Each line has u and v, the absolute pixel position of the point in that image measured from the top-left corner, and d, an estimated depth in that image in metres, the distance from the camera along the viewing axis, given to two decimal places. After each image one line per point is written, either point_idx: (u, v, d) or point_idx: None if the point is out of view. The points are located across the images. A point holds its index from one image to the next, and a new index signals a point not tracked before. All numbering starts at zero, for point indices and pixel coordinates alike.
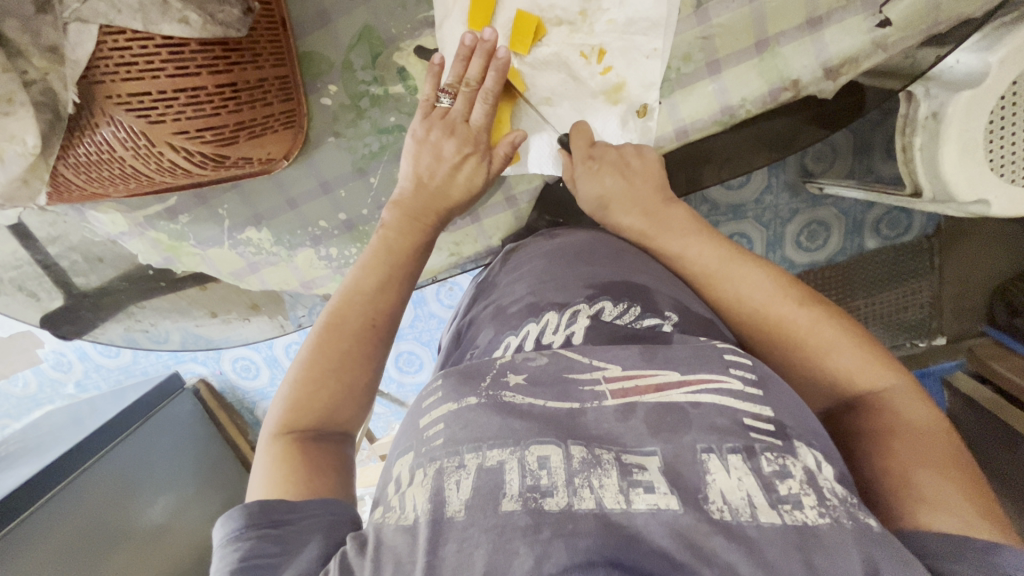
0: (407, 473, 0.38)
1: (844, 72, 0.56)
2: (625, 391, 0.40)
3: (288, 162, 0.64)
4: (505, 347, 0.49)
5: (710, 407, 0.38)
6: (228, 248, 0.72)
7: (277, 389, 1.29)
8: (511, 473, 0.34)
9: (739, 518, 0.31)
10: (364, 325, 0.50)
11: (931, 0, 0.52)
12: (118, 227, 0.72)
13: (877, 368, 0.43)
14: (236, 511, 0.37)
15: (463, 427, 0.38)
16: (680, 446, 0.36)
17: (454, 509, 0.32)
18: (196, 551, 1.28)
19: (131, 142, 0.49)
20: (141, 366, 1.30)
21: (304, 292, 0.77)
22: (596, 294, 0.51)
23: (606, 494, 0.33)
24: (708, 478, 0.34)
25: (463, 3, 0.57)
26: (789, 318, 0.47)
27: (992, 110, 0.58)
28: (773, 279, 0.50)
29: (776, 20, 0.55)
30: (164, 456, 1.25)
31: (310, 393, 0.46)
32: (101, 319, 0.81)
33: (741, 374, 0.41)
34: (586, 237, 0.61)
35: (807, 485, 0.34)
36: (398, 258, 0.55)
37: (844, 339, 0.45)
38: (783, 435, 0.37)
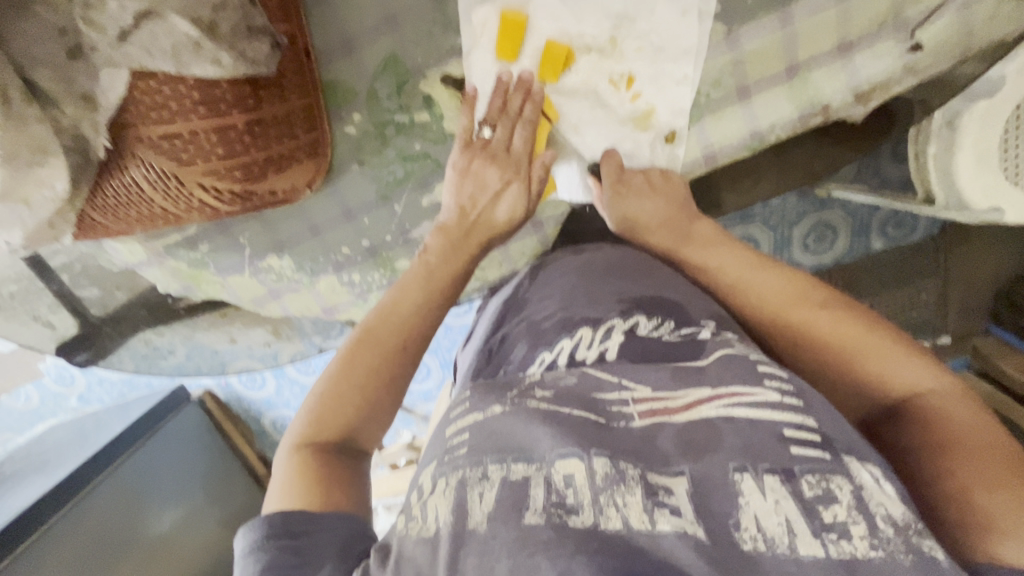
0: (429, 483, 0.37)
1: (875, 97, 0.56)
2: (654, 412, 0.39)
3: (311, 191, 0.63)
4: (539, 363, 0.49)
5: (743, 422, 0.36)
6: (250, 276, 0.72)
7: (284, 398, 1.28)
8: (537, 488, 0.33)
9: (774, 550, 0.29)
10: (396, 344, 0.50)
11: (964, 25, 0.52)
12: (136, 257, 0.71)
13: (905, 369, 0.42)
14: (256, 521, 0.37)
15: (486, 436, 0.38)
16: (708, 465, 0.34)
17: (476, 521, 0.32)
18: (205, 560, 1.27)
19: (160, 183, 0.48)
20: (145, 380, 1.29)
21: (327, 318, 0.76)
22: (629, 308, 0.51)
23: (631, 512, 0.32)
24: (741, 502, 0.32)
25: (491, 32, 0.56)
26: (807, 328, 0.48)
27: None
28: (791, 289, 0.51)
29: (807, 45, 0.55)
30: (174, 469, 1.24)
31: (334, 408, 0.45)
32: (116, 343, 0.80)
33: (778, 386, 0.38)
34: (615, 253, 0.61)
35: (856, 511, 0.31)
36: (433, 281, 0.55)
37: (868, 340, 0.45)
38: (832, 448, 0.34)
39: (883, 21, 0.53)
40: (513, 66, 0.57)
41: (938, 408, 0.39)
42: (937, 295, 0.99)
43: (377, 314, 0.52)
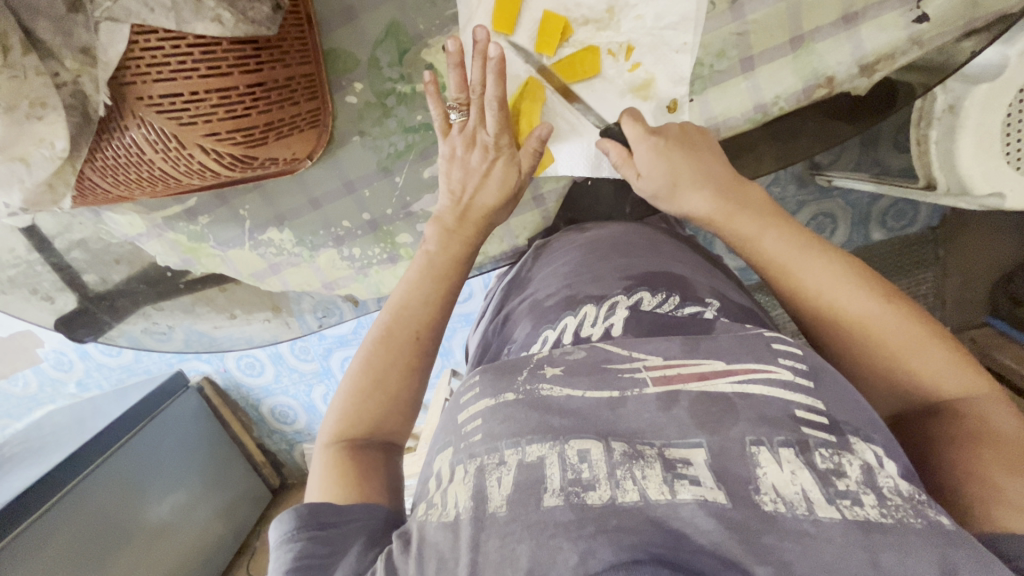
0: (447, 470, 0.37)
1: (880, 68, 0.56)
2: (668, 378, 0.38)
3: (311, 162, 0.63)
4: (544, 342, 0.48)
5: (759, 400, 0.35)
6: (249, 249, 0.71)
7: (283, 385, 1.29)
8: (553, 467, 0.32)
9: (794, 512, 0.29)
10: (409, 339, 0.50)
11: None
12: (137, 229, 0.71)
13: (960, 371, 0.39)
14: (288, 512, 0.37)
15: (500, 421, 0.37)
16: (726, 438, 0.33)
17: (496, 505, 0.31)
18: (203, 550, 1.26)
19: (161, 144, 0.48)
20: (144, 365, 1.29)
21: (326, 293, 0.76)
22: (634, 285, 0.50)
23: (650, 485, 0.31)
24: (758, 472, 0.31)
25: (487, 6, 0.56)
26: (864, 315, 0.42)
27: (1011, 103, 0.54)
28: (849, 270, 0.44)
29: (811, 16, 0.54)
30: (172, 455, 1.23)
31: (358, 405, 0.46)
32: (115, 321, 0.79)
33: (791, 364, 0.38)
34: (621, 230, 0.61)
35: (865, 484, 0.31)
36: (438, 274, 0.54)
37: (929, 337, 0.40)
38: (838, 430, 0.34)
39: None
40: (508, 39, 0.57)
41: (987, 412, 0.37)
42: (938, 288, 0.98)
43: (393, 310, 0.52)
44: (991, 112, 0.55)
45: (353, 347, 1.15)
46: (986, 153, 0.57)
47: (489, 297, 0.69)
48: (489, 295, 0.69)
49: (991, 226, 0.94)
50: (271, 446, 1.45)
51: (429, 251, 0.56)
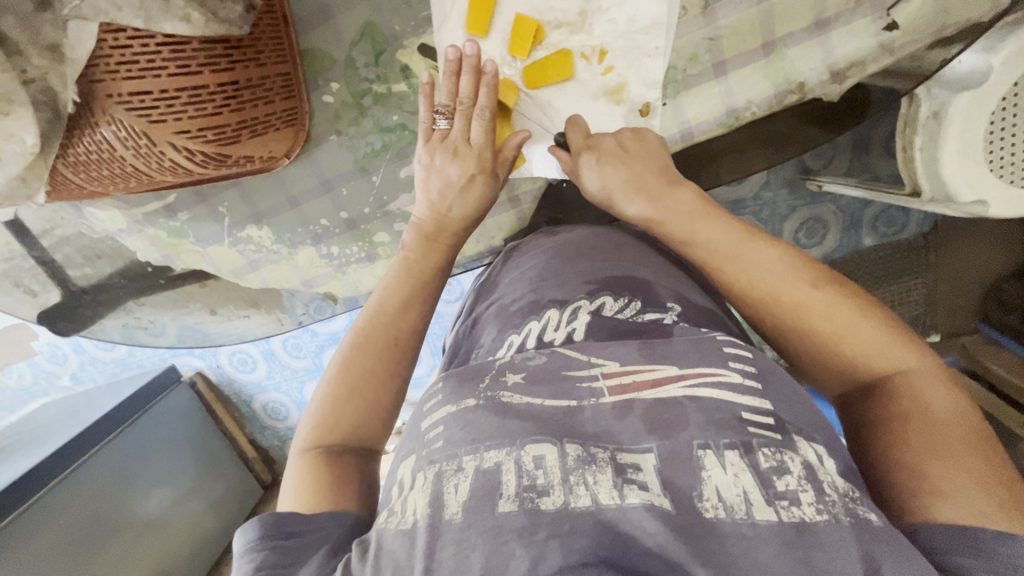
0: (409, 477, 0.35)
1: (851, 75, 0.56)
2: (624, 387, 0.37)
3: (289, 160, 0.63)
4: (508, 347, 0.48)
5: (708, 403, 0.35)
6: (228, 245, 0.72)
7: (274, 381, 1.29)
8: (508, 474, 0.32)
9: (733, 517, 0.29)
10: (387, 345, 0.49)
11: (937, 5, 0.52)
12: (116, 225, 0.72)
13: (890, 348, 0.38)
14: (250, 522, 0.35)
15: (461, 427, 0.36)
16: (676, 441, 0.33)
17: (452, 511, 0.30)
18: (191, 544, 1.26)
19: (131, 141, 0.48)
20: (138, 360, 1.29)
21: (304, 290, 0.76)
22: (595, 290, 0.51)
23: (601, 490, 0.30)
24: (703, 475, 0.31)
25: (462, 6, 0.56)
26: (793, 305, 0.42)
27: (993, 111, 0.55)
28: (777, 259, 0.44)
29: (782, 22, 0.55)
30: (161, 450, 1.23)
31: (335, 411, 0.45)
32: (99, 316, 0.80)
33: (740, 367, 0.38)
34: (589, 233, 0.61)
35: (806, 480, 0.31)
36: (419, 280, 0.55)
37: (858, 318, 0.40)
38: (783, 429, 0.35)
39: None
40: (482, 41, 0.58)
41: (915, 391, 0.36)
42: (927, 295, 0.98)
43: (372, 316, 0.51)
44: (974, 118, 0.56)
45: None
46: (969, 158, 0.58)
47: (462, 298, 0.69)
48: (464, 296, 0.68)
49: (983, 234, 0.94)
50: (262, 442, 1.46)
51: (408, 256, 0.57)
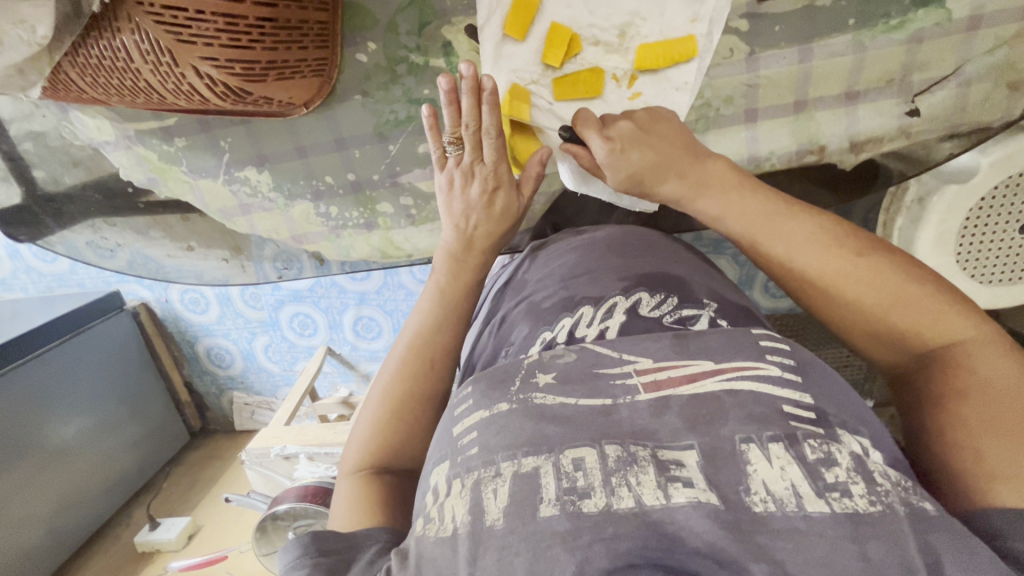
0: (444, 484, 0.37)
1: (867, 149, 0.59)
2: (659, 384, 0.39)
3: (307, 110, 0.62)
4: (540, 343, 0.48)
5: (746, 396, 0.37)
6: (222, 182, 0.69)
7: (225, 328, 1.25)
8: (547, 476, 0.33)
9: (784, 509, 0.30)
10: (422, 365, 0.52)
11: (959, 102, 0.56)
12: (103, 135, 0.67)
13: (948, 317, 0.40)
14: (292, 543, 0.37)
15: (495, 433, 0.37)
16: (717, 437, 0.34)
17: (492, 517, 0.31)
18: (111, 478, 1.20)
19: (152, 55, 0.45)
20: (78, 278, 1.24)
21: (293, 245, 0.73)
22: (631, 286, 0.51)
23: (645, 490, 0.32)
24: (749, 470, 0.32)
25: (505, 7, 0.56)
26: (834, 287, 0.44)
27: (971, 208, 0.61)
28: (813, 236, 0.45)
29: (818, 85, 0.57)
30: (92, 377, 1.16)
31: (377, 434, 0.48)
32: (60, 227, 0.76)
33: (779, 360, 0.40)
34: (618, 232, 0.62)
35: (854, 473, 0.32)
36: (452, 302, 0.56)
37: (908, 289, 0.41)
38: (825, 422, 0.36)
39: (891, 80, 0.56)
40: (520, 46, 0.57)
41: (975, 364, 0.37)
42: None
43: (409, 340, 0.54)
44: (953, 212, 0.61)
45: (307, 304, 1.16)
46: (943, 248, 0.63)
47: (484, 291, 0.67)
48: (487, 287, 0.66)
49: None
50: (199, 386, 1.36)
51: (441, 280, 0.58)
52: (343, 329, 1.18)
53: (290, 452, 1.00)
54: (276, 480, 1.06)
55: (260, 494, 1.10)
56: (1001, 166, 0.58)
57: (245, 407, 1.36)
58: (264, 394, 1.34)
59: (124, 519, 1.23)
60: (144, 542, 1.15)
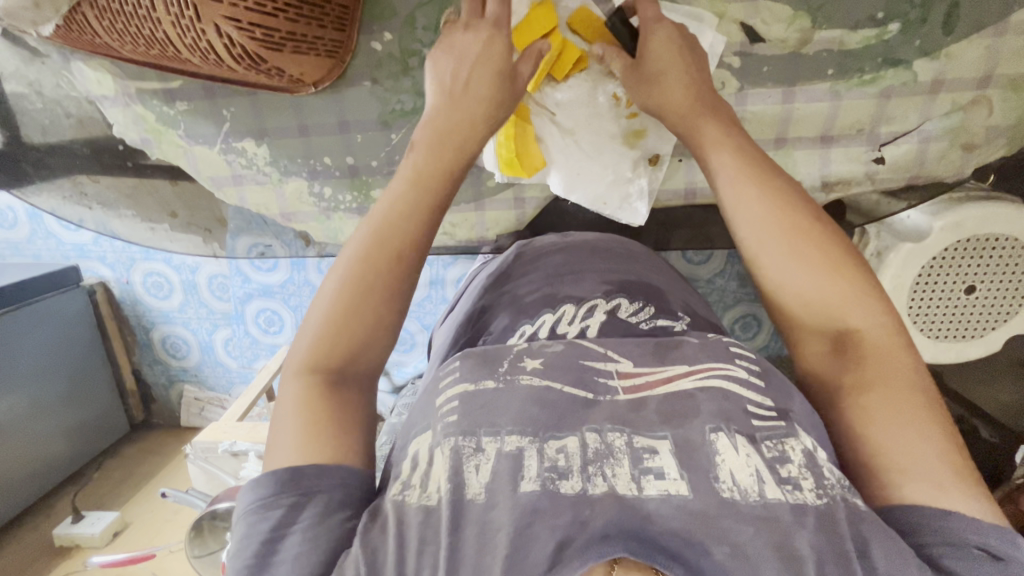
0: (425, 453, 0.39)
1: (837, 190, 0.64)
2: (637, 387, 0.41)
3: (315, 90, 0.63)
4: (520, 334, 0.51)
5: (716, 391, 0.40)
6: (218, 151, 0.68)
7: (188, 316, 1.21)
8: (530, 459, 0.36)
9: (748, 497, 0.33)
10: (393, 260, 0.49)
11: (919, 155, 0.62)
12: (103, 90, 0.66)
13: (869, 305, 0.45)
14: (261, 479, 0.40)
15: (479, 408, 0.39)
16: (689, 430, 0.37)
17: (473, 492, 0.34)
18: (38, 460, 1.12)
19: (176, 8, 0.46)
20: (35, 248, 1.19)
21: (281, 223, 0.73)
22: (613, 291, 0.54)
23: (618, 481, 0.35)
24: (718, 459, 0.35)
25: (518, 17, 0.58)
26: (800, 255, 0.48)
27: (924, 266, 0.67)
28: (799, 214, 0.50)
29: (798, 126, 0.62)
30: (34, 352, 1.09)
31: (335, 335, 0.46)
32: (40, 181, 0.74)
33: (746, 365, 0.43)
34: (595, 237, 0.64)
35: (805, 469, 0.36)
36: (427, 213, 0.52)
37: (864, 290, 0.46)
38: (786, 419, 0.39)
39: (861, 129, 0.61)
40: None
41: (895, 370, 0.43)
42: None
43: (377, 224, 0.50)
44: (908, 266, 0.67)
45: (276, 300, 1.14)
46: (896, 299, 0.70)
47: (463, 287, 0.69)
48: (469, 282, 0.67)
49: (988, 371, 0.88)
50: (147, 375, 1.30)
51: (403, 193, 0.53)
52: None
53: (239, 449, 0.97)
54: (221, 478, 0.99)
55: (200, 492, 1.03)
56: (953, 228, 0.65)
57: (195, 402, 1.30)
58: (218, 390, 1.29)
59: (46, 508, 1.15)
60: (64, 535, 1.07)
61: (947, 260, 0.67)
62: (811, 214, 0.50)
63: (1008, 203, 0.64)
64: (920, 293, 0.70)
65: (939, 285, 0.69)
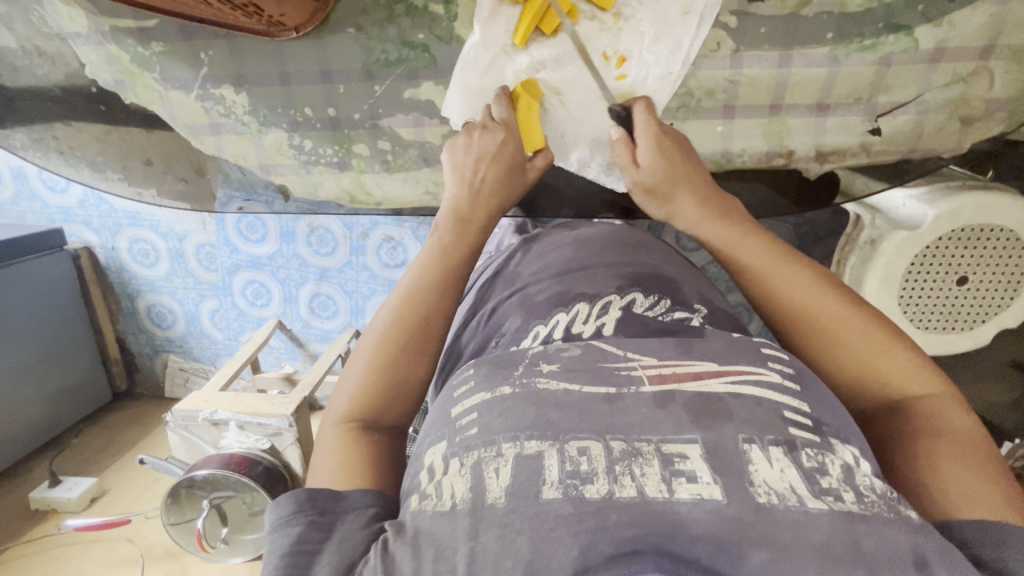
0: (440, 463, 0.37)
1: (831, 160, 0.63)
2: (663, 378, 0.39)
3: (296, 35, 0.61)
4: (534, 336, 0.48)
5: (750, 399, 0.37)
6: (195, 98, 0.66)
7: (173, 284, 1.19)
8: (551, 459, 0.34)
9: (786, 503, 0.31)
10: (416, 320, 0.50)
11: (916, 128, 0.60)
12: (75, 27, 0.64)
13: (921, 374, 0.46)
14: (286, 496, 0.39)
15: (498, 416, 0.37)
16: (721, 434, 0.35)
17: (494, 496, 0.32)
18: (20, 428, 1.10)
19: None
20: (19, 209, 1.15)
21: (258, 175, 0.71)
22: (626, 286, 0.52)
23: (647, 483, 0.32)
24: (751, 467, 0.33)
25: None
26: (827, 317, 0.49)
27: (916, 255, 0.70)
28: (816, 277, 0.51)
29: (793, 92, 0.60)
30: (16, 318, 1.06)
31: (372, 390, 0.47)
32: (12, 124, 0.71)
33: (779, 368, 0.41)
34: (609, 230, 0.64)
35: (845, 482, 0.34)
36: (447, 260, 0.54)
37: (888, 339, 0.47)
38: (820, 432, 0.37)
39: (859, 97, 0.59)
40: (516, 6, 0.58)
41: (940, 413, 0.44)
42: None
43: (398, 303, 0.51)
44: (901, 255, 0.70)
45: (264, 272, 1.12)
46: (888, 287, 0.72)
47: (477, 273, 0.69)
48: (475, 273, 0.69)
49: (982, 364, 0.87)
50: (132, 345, 1.29)
51: (442, 240, 0.55)
52: (298, 304, 1.14)
53: (219, 417, 0.91)
54: (198, 446, 0.96)
55: (179, 458, 1.01)
56: (946, 218, 0.67)
57: (180, 372, 1.28)
58: (204, 361, 1.27)
59: (23, 472, 1.13)
60: (38, 498, 1.05)
61: (938, 249, 0.69)
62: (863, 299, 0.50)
63: (993, 193, 0.66)
64: (911, 282, 0.72)
65: (930, 275, 0.72)
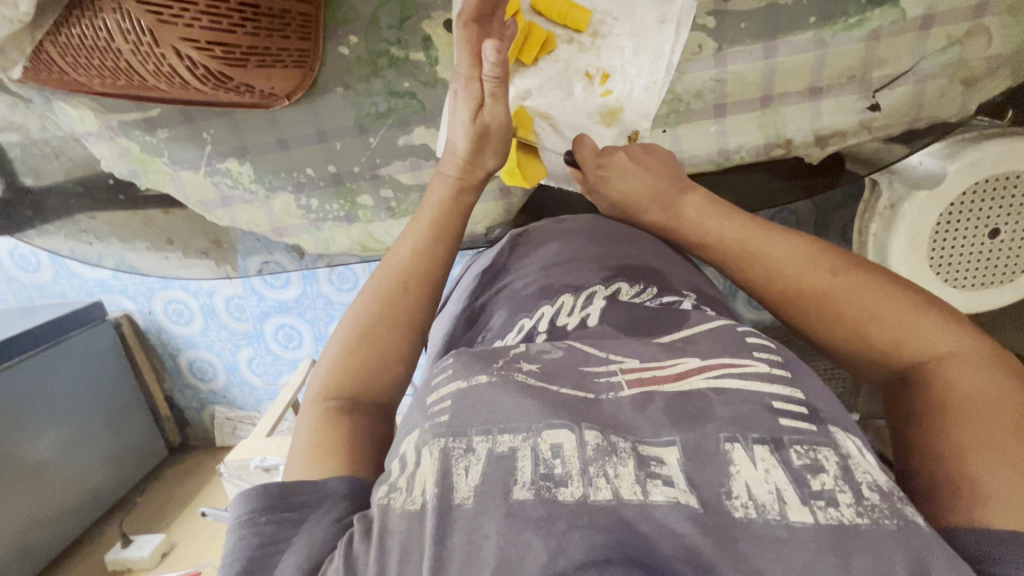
0: (413, 454, 0.33)
1: (833, 142, 0.61)
2: (642, 381, 0.36)
3: (288, 101, 0.63)
4: (518, 331, 0.47)
5: (734, 393, 0.34)
6: (204, 174, 0.69)
7: (209, 339, 1.24)
8: (524, 461, 0.30)
9: (765, 517, 0.28)
10: (397, 286, 0.49)
11: (917, 98, 0.58)
12: (87, 126, 0.67)
13: (930, 332, 0.42)
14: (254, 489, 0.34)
15: (470, 407, 0.34)
16: (700, 435, 0.32)
17: (463, 496, 0.29)
18: (86, 495, 1.15)
19: (133, 35, 0.45)
20: (61, 287, 1.22)
21: (273, 238, 0.74)
22: (611, 277, 0.50)
23: (622, 484, 0.29)
24: (731, 470, 0.30)
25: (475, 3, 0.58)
26: (809, 292, 0.48)
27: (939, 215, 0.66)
28: (797, 251, 0.50)
29: (784, 80, 0.59)
30: (70, 391, 1.12)
31: (356, 359, 0.45)
32: (43, 222, 0.76)
33: (766, 357, 0.37)
34: (588, 220, 0.59)
35: (842, 481, 0.30)
36: (434, 219, 0.54)
37: (886, 303, 0.44)
38: (817, 419, 0.34)
39: (852, 76, 0.58)
40: None
41: (955, 377, 0.39)
42: None
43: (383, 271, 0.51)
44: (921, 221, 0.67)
45: (293, 315, 1.16)
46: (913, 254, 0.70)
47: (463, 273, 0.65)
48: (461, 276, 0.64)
49: None
50: (180, 401, 1.35)
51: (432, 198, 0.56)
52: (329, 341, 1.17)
53: (269, 464, 0.95)
54: None
55: None
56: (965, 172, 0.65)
57: (228, 422, 1.33)
58: (247, 408, 1.31)
59: (94, 536, 1.18)
60: (116, 560, 1.10)
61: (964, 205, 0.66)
62: (865, 266, 0.47)
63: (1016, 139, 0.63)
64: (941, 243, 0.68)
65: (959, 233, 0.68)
